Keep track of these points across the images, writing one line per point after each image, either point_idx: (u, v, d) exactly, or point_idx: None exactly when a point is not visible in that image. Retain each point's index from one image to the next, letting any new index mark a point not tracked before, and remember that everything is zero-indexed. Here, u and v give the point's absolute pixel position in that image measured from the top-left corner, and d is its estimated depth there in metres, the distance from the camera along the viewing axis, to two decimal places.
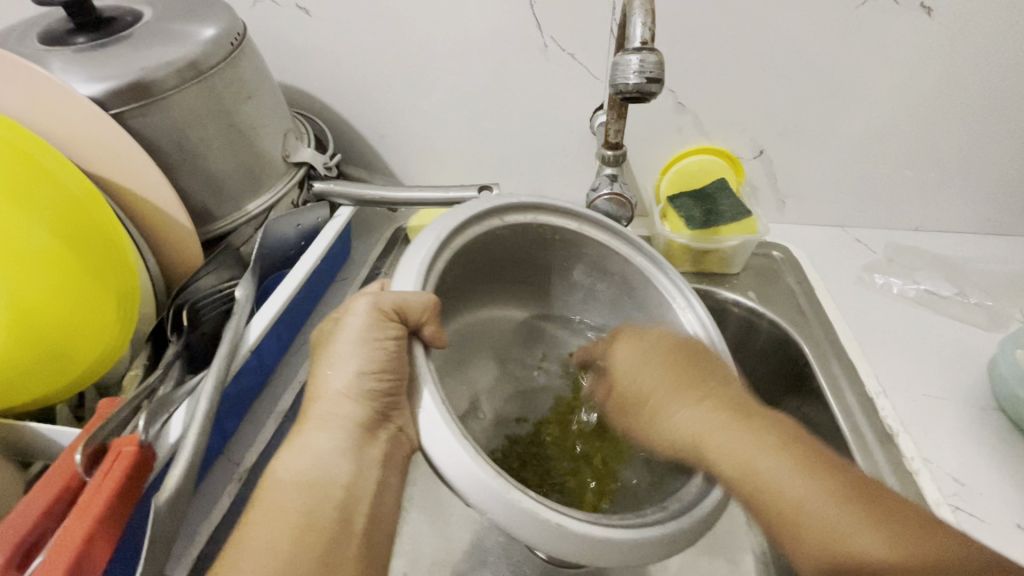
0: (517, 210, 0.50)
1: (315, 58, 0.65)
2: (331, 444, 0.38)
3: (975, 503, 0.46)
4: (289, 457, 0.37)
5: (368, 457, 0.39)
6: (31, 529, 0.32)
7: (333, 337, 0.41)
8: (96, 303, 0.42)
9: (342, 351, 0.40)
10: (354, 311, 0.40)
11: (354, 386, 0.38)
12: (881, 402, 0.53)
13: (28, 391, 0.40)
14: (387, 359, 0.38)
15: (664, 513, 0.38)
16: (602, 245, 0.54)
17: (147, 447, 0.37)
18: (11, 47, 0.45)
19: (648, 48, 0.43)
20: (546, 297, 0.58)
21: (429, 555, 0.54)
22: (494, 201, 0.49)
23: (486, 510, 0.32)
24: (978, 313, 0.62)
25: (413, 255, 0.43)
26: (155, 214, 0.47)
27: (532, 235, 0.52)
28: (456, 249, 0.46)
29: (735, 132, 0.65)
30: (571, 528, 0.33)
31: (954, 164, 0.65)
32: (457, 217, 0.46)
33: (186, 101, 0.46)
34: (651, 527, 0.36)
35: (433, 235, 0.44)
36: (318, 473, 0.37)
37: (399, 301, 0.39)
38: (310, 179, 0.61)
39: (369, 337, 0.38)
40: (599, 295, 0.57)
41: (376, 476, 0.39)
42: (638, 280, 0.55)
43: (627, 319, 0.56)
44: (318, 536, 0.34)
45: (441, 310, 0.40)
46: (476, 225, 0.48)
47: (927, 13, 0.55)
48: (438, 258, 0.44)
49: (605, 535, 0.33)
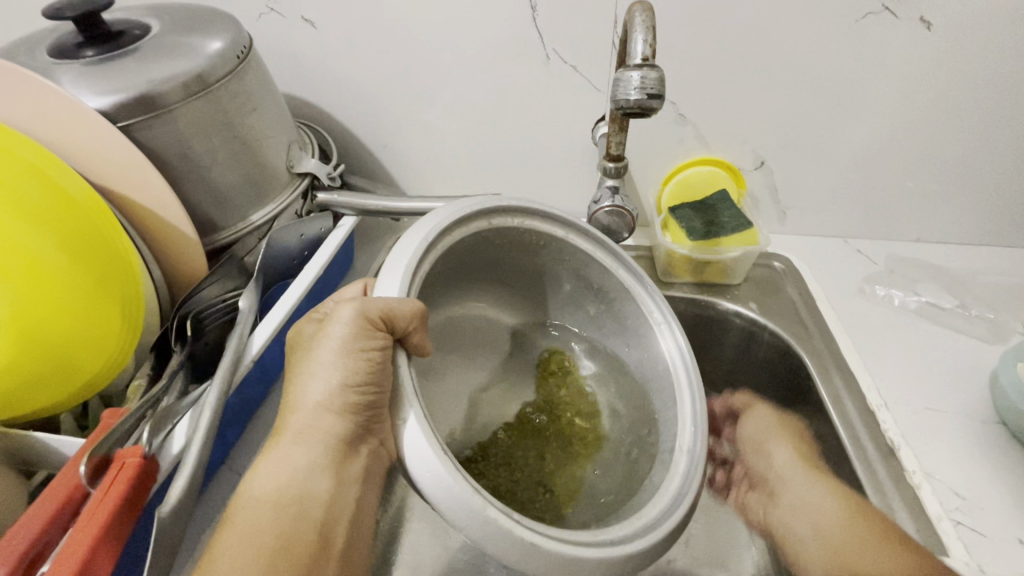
0: (505, 212, 0.50)
1: (320, 69, 0.65)
2: (309, 460, 0.37)
3: (976, 518, 0.46)
4: (265, 472, 0.36)
5: (346, 473, 0.39)
6: (37, 538, 0.33)
7: (314, 343, 0.39)
8: (100, 314, 0.43)
9: (323, 361, 0.38)
10: (337, 318, 0.38)
11: (336, 400, 0.37)
12: (881, 415, 0.53)
13: (33, 400, 0.41)
14: (371, 370, 0.37)
15: (630, 530, 0.38)
16: (583, 254, 0.54)
17: (151, 459, 0.38)
18: (21, 59, 0.46)
19: (649, 65, 0.43)
20: (520, 300, 0.59)
21: (429, 564, 0.58)
22: (482, 201, 0.48)
23: (464, 528, 0.33)
24: (979, 325, 0.62)
25: (398, 255, 0.42)
26: (161, 225, 0.48)
27: (516, 238, 0.52)
28: (441, 249, 0.45)
29: (735, 143, 0.66)
30: (545, 547, 0.33)
31: (955, 176, 0.65)
32: (447, 218, 0.45)
33: (191, 114, 0.46)
34: (620, 546, 0.36)
35: (421, 234, 0.43)
36: (296, 490, 0.36)
37: (387, 309, 0.37)
38: (314, 189, 0.62)
39: (354, 348, 0.37)
40: (577, 300, 0.58)
41: (353, 492, 0.39)
42: (617, 292, 0.55)
43: (602, 327, 0.58)
44: (296, 555, 0.35)
45: (429, 320, 0.39)
46: (463, 227, 0.47)
47: (927, 26, 0.55)
48: (419, 264, 0.42)
49: (579, 554, 0.34)
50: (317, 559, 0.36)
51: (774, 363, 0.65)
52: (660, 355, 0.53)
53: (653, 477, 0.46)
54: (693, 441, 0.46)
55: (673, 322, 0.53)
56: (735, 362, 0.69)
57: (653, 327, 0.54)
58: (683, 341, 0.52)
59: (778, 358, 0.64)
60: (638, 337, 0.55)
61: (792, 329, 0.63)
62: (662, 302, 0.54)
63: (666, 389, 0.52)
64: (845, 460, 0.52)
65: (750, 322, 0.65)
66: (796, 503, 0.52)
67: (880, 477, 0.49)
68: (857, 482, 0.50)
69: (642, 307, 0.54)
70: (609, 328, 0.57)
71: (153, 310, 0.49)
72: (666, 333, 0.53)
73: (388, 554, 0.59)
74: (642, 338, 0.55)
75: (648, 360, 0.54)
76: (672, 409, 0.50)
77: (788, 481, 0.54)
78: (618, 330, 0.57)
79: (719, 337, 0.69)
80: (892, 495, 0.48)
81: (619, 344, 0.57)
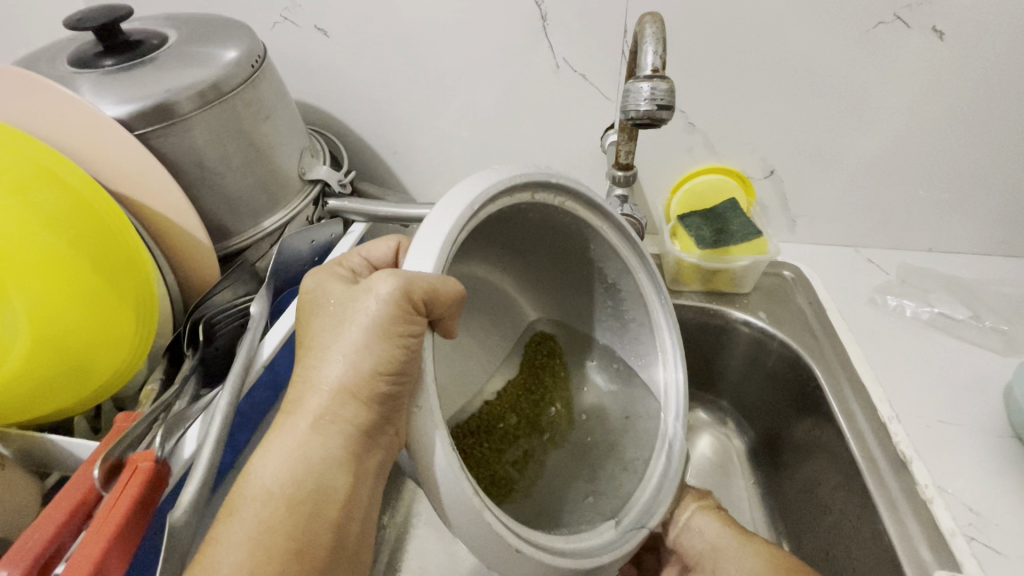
0: (551, 188, 0.44)
1: (333, 78, 0.66)
2: (327, 451, 0.33)
3: (991, 535, 0.45)
4: (277, 460, 0.33)
5: (364, 468, 0.35)
6: (50, 541, 0.33)
7: (344, 312, 0.35)
8: (114, 319, 0.43)
9: (351, 337, 0.34)
10: (375, 291, 0.34)
11: (361, 387, 0.33)
12: (893, 428, 0.52)
13: (51, 402, 0.42)
14: (403, 358, 0.33)
15: (598, 540, 0.42)
16: (610, 247, 0.50)
17: (163, 464, 0.38)
18: (41, 69, 0.47)
19: (660, 76, 0.44)
20: (523, 272, 0.58)
21: (435, 570, 0.60)
22: (530, 173, 0.42)
23: (456, 526, 0.33)
24: (995, 337, 0.61)
25: (438, 224, 0.35)
26: (175, 232, 0.49)
27: (551, 216, 0.47)
28: (481, 218, 0.39)
29: (745, 152, 0.65)
30: (527, 554, 0.35)
31: (969, 185, 0.65)
32: (492, 181, 0.39)
33: (207, 122, 0.47)
34: (590, 558, 0.40)
35: (466, 201, 0.36)
36: (311, 485, 0.33)
37: (431, 290, 0.34)
38: (325, 197, 0.62)
39: (391, 331, 0.33)
40: (587, 289, 0.55)
41: (369, 489, 0.36)
42: (631, 292, 0.53)
43: (597, 322, 0.56)
44: (307, 563, 0.32)
45: (465, 305, 0.37)
46: (504, 196, 0.41)
47: (938, 36, 0.55)
48: (459, 234, 0.36)
49: (557, 563, 0.37)
50: (330, 562, 0.33)
51: (783, 372, 0.64)
52: (656, 383, 0.53)
53: (620, 479, 0.49)
54: (663, 470, 0.48)
55: (677, 351, 0.53)
56: (743, 371, 0.69)
57: (655, 337, 0.53)
58: (681, 375, 0.52)
59: (786, 368, 0.63)
60: (637, 341, 0.54)
61: (802, 339, 0.62)
62: (671, 319, 0.53)
63: (647, 400, 0.53)
64: (855, 472, 0.51)
65: (759, 331, 0.65)
66: None
67: (892, 490, 0.48)
68: (867, 495, 0.49)
69: (651, 315, 0.53)
70: (609, 325, 0.56)
71: (167, 315, 0.50)
72: (668, 363, 0.53)
73: (395, 559, 0.61)
74: (641, 343, 0.54)
75: (639, 366, 0.54)
76: (653, 419, 0.52)
77: (724, 556, 0.49)
78: (618, 328, 0.56)
79: (729, 346, 0.69)
80: (905, 510, 0.47)
81: (619, 347, 0.56)
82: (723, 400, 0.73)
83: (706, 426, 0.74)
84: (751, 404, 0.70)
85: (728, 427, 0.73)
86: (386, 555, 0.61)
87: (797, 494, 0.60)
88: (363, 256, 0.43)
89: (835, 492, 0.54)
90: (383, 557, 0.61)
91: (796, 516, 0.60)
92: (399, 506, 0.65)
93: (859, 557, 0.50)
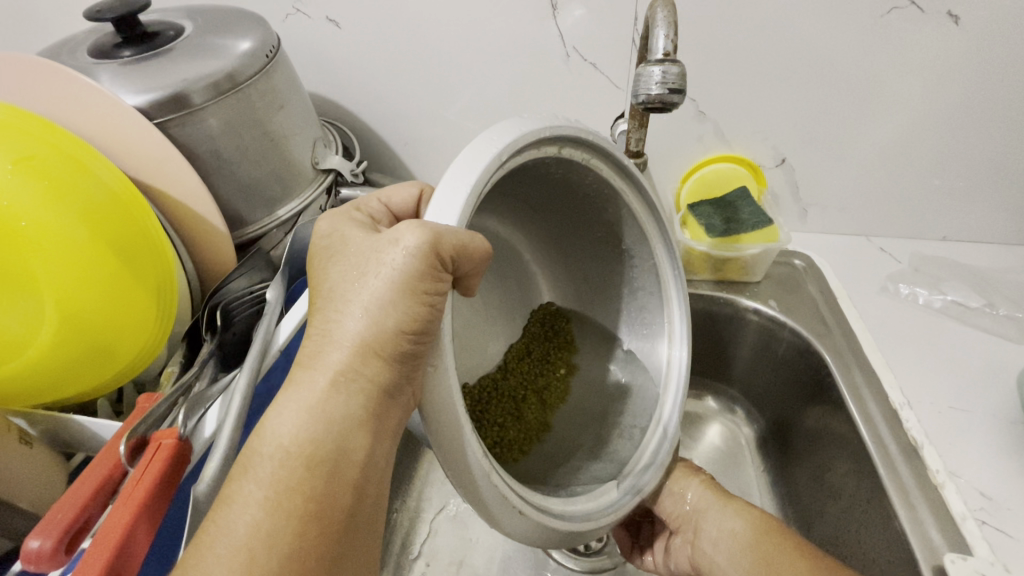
0: (579, 144, 0.44)
1: (345, 69, 0.67)
2: (346, 409, 0.34)
3: (1002, 518, 0.45)
4: (294, 418, 0.33)
5: (383, 429, 0.35)
6: (78, 516, 0.34)
7: (366, 263, 0.35)
8: (135, 306, 0.44)
9: (374, 290, 0.34)
10: (401, 242, 0.34)
11: (383, 344, 0.34)
12: (905, 414, 0.52)
13: (74, 385, 0.43)
14: (425, 315, 0.34)
15: (591, 504, 0.43)
16: (628, 212, 0.50)
17: (185, 441, 0.39)
18: (63, 60, 0.48)
19: (671, 60, 0.43)
20: (531, 227, 0.59)
21: (447, 553, 0.61)
22: (561, 126, 0.41)
23: (466, 486, 0.34)
24: (1008, 324, 0.61)
25: (463, 173, 0.35)
26: (193, 220, 0.50)
27: (574, 174, 0.47)
28: (508, 169, 0.39)
29: (757, 140, 0.65)
30: (530, 516, 0.37)
31: (983, 172, 0.64)
32: (523, 132, 0.38)
33: (222, 112, 0.48)
34: (591, 522, 0.41)
35: (495, 151, 0.36)
36: (330, 445, 0.33)
37: (458, 248, 0.34)
38: (338, 185, 0.63)
39: (417, 287, 0.34)
40: (602, 252, 0.55)
41: (385, 452, 0.36)
42: (646, 262, 0.53)
43: (607, 288, 0.57)
44: (324, 529, 0.32)
45: (487, 265, 0.37)
46: (532, 149, 0.40)
47: (954, 21, 0.54)
48: (484, 186, 0.36)
49: (554, 526, 0.38)
50: (348, 529, 0.34)
51: (793, 360, 0.64)
52: (658, 357, 0.53)
53: (617, 447, 0.50)
54: (658, 449, 0.48)
55: (684, 328, 0.53)
56: (753, 359, 0.69)
57: (663, 308, 0.53)
58: (685, 352, 0.52)
59: (798, 356, 0.63)
60: (643, 312, 0.55)
61: (813, 327, 0.62)
62: (682, 294, 0.53)
63: (649, 376, 0.53)
64: (865, 459, 0.51)
65: (770, 319, 0.65)
66: (716, 539, 0.50)
67: (903, 476, 0.48)
68: (877, 480, 0.49)
69: (662, 286, 0.53)
70: (615, 292, 0.56)
71: (184, 302, 0.51)
72: (673, 339, 0.53)
73: (406, 544, 0.62)
74: (646, 314, 0.54)
75: (645, 336, 0.54)
76: (653, 392, 0.52)
77: (705, 516, 0.51)
78: (626, 296, 0.55)
79: (740, 335, 0.69)
80: (915, 494, 0.47)
81: (622, 314, 0.56)
82: (733, 388, 0.73)
83: (716, 415, 0.74)
84: (759, 393, 0.70)
85: (736, 415, 0.73)
86: (399, 538, 0.62)
87: (807, 482, 0.61)
88: (382, 202, 0.44)
89: (845, 478, 0.54)
90: (396, 541, 0.62)
91: (805, 503, 0.60)
92: (412, 490, 0.66)
93: (869, 541, 0.50)
